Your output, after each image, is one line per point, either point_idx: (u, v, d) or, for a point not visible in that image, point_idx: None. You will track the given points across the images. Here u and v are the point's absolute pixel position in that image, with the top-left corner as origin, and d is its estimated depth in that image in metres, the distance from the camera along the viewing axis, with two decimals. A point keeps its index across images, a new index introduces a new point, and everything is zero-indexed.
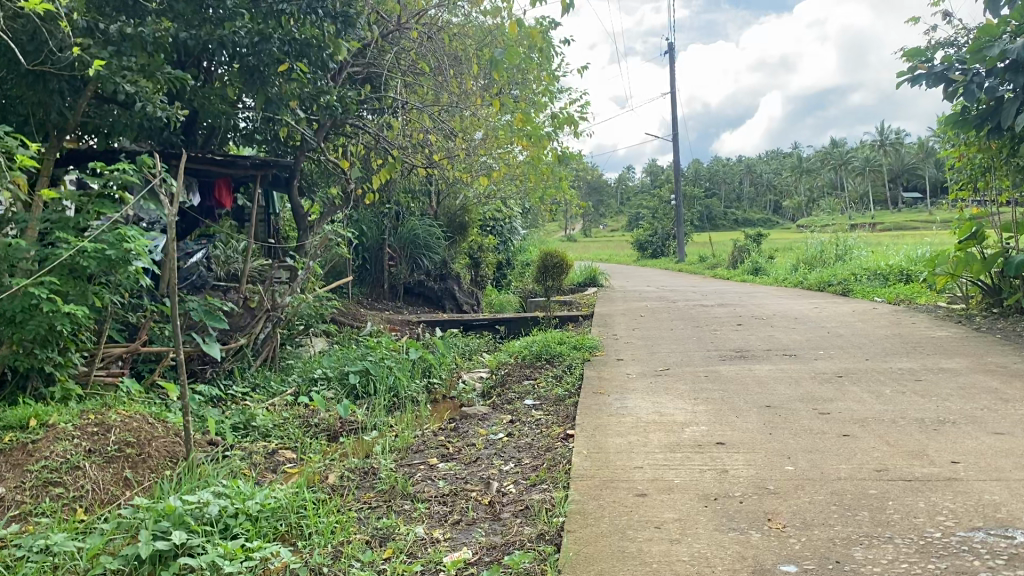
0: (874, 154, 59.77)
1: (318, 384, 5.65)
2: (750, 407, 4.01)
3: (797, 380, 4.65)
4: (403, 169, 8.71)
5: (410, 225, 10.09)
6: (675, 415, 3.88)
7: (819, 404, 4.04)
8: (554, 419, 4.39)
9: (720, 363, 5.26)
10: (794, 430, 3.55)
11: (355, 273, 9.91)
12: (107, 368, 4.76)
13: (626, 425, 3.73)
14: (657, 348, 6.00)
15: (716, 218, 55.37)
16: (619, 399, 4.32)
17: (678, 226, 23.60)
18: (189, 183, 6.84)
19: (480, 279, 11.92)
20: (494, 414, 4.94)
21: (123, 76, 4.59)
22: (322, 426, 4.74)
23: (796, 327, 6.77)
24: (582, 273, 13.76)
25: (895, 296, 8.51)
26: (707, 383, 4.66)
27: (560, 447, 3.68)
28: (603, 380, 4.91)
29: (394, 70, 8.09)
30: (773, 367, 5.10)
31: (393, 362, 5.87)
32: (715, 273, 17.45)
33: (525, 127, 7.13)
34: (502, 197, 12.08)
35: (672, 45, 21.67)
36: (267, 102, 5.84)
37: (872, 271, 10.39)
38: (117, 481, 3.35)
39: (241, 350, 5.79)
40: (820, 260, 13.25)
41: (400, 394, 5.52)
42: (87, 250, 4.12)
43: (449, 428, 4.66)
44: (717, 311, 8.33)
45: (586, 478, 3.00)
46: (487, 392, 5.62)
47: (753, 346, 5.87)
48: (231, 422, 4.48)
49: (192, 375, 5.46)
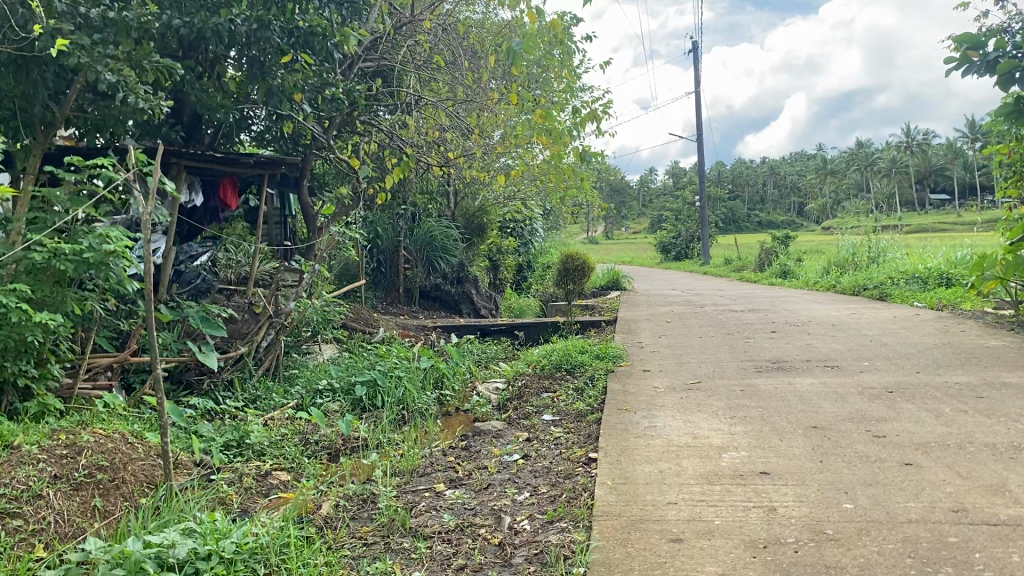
0: (902, 155, 58.82)
1: (323, 396, 5.27)
2: (795, 428, 3.58)
3: (844, 397, 4.21)
4: (418, 168, 8.33)
5: (426, 226, 9.73)
6: (710, 437, 3.47)
7: (872, 424, 3.61)
8: (575, 438, 3.99)
9: (756, 376, 4.83)
10: (848, 457, 3.13)
11: (369, 276, 9.62)
12: (94, 379, 4.41)
13: (655, 449, 3.33)
14: (685, 358, 5.57)
15: (740, 219, 54.77)
16: (646, 417, 3.91)
17: (704, 227, 23.06)
18: (192, 183, 6.48)
19: (498, 283, 11.56)
20: (510, 430, 4.54)
21: (106, 64, 4.22)
22: (323, 444, 4.36)
23: (835, 335, 6.32)
24: (605, 275, 13.33)
25: (937, 302, 8.02)
26: (743, 399, 4.24)
27: (581, 474, 3.27)
28: (629, 394, 4.50)
29: (408, 64, 7.69)
30: (815, 380, 4.66)
31: (403, 372, 5.50)
32: (742, 275, 16.97)
33: (545, 122, 6.70)
34: (522, 197, 11.70)
35: (697, 43, 21.20)
36: (268, 95, 5.49)
37: (910, 274, 9.88)
38: (84, 511, 2.96)
39: (241, 359, 5.42)
40: (853, 263, 12.71)
41: (409, 408, 5.14)
42: (64, 252, 3.74)
43: (460, 447, 4.27)
44: (747, 317, 7.89)
45: (611, 518, 2.59)
46: (503, 405, 5.22)
47: (790, 357, 5.42)
48: (223, 441, 4.11)
49: (188, 387, 5.11)
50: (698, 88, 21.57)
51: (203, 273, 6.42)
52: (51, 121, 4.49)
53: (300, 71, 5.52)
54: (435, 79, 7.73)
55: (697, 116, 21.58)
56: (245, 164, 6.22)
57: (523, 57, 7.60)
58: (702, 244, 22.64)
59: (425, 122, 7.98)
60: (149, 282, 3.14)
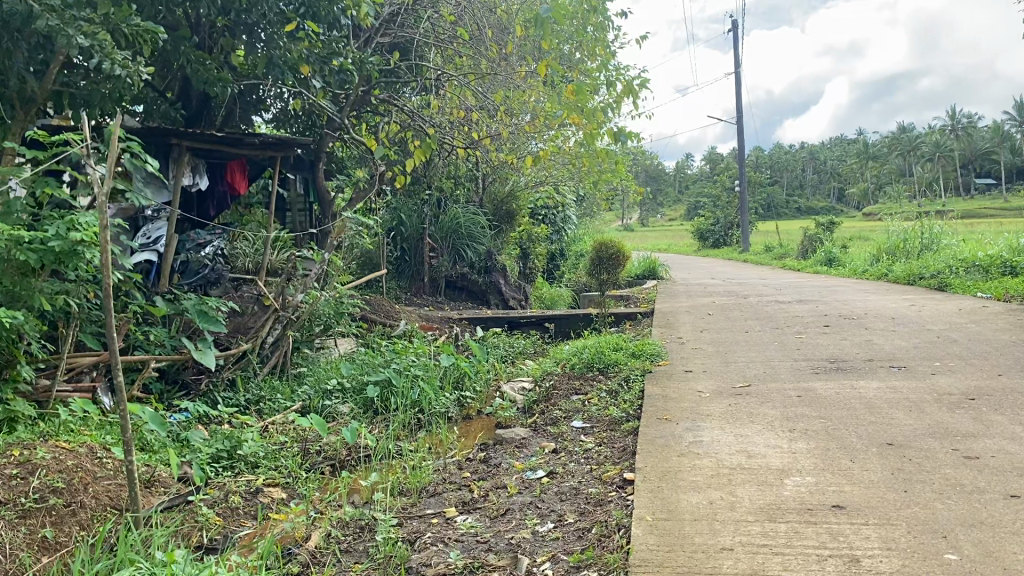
0: (947, 138, 57.17)
1: (332, 397, 4.80)
2: (867, 445, 3.04)
3: (918, 405, 3.65)
4: (442, 150, 7.83)
5: (452, 213, 9.26)
6: (767, 457, 2.95)
7: (959, 441, 3.06)
8: (609, 452, 3.49)
9: (814, 379, 4.28)
10: (937, 486, 2.59)
11: (393, 265, 9.18)
12: (76, 381, 3.99)
13: (703, 473, 2.82)
14: (732, 357, 5.03)
15: (779, 206, 53.64)
16: (691, 430, 3.39)
17: (743, 214, 22.23)
18: (197, 165, 6.03)
19: (529, 273, 11.05)
20: (535, 439, 4.06)
21: (78, 26, 3.80)
22: (325, 454, 3.91)
23: (896, 331, 5.72)
24: (640, 263, 12.77)
25: (1004, 293, 7.36)
26: (801, 407, 3.70)
27: (615, 503, 2.77)
28: (669, 399, 3.99)
29: (431, 39, 7.19)
30: (882, 385, 4.10)
31: (420, 371, 5.01)
32: (785, 263, 16.27)
33: (576, 101, 6.14)
34: (553, 183, 11.18)
35: (736, 23, 20.44)
36: (268, 66, 5.13)
37: (970, 262, 9.19)
38: (30, 544, 2.52)
39: (245, 356, 4.98)
40: (904, 251, 11.99)
41: (425, 412, 4.65)
42: (25, 241, 3.33)
43: (478, 459, 3.78)
44: (796, 309, 7.32)
45: (652, 569, 2.09)
46: (529, 408, 4.73)
47: (849, 356, 4.86)
48: (212, 453, 3.65)
49: (185, 387, 4.70)
50: (738, 70, 20.81)
51: (214, 263, 6.01)
52: (32, 97, 4.12)
53: (305, 39, 5.22)
54: (459, 54, 7.26)
55: (737, 98, 20.83)
56: (250, 144, 5.77)
57: (552, 30, 7.08)
58: (741, 231, 21.86)
59: (449, 101, 7.50)
60: (106, 270, 2.69)
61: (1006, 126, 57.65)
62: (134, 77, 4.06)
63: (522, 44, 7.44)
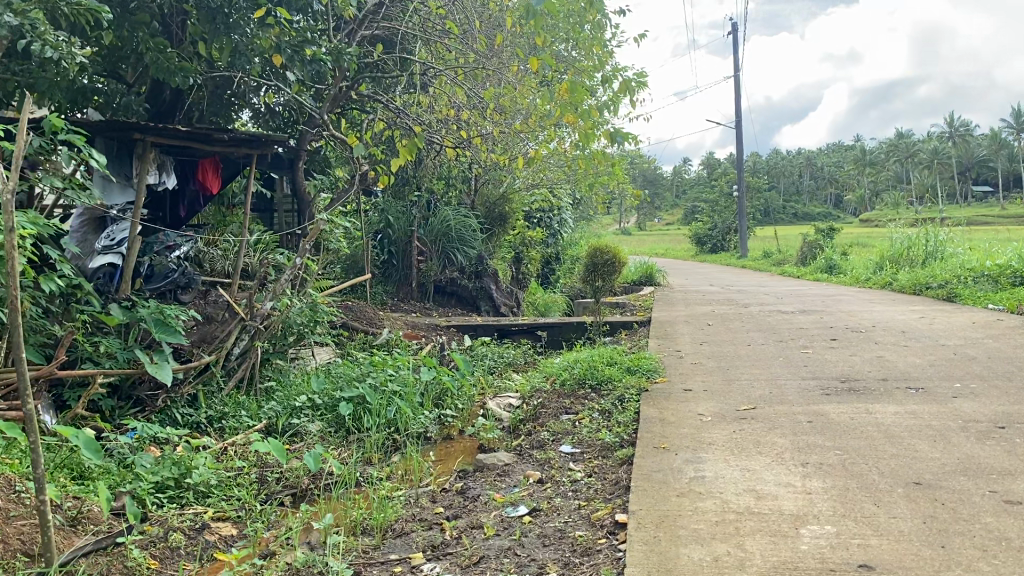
0: (945, 145, 56.95)
1: (300, 415, 4.43)
2: (892, 485, 2.67)
3: (943, 435, 3.29)
4: (430, 148, 7.47)
5: (441, 215, 8.88)
6: (779, 499, 2.58)
7: (996, 480, 2.69)
8: (600, 486, 3.12)
9: (824, 402, 3.91)
10: (978, 540, 2.22)
11: (381, 270, 8.85)
12: (14, 398, 3.63)
13: (707, 519, 2.45)
14: (734, 374, 4.65)
15: (777, 211, 53.29)
16: (691, 462, 3.02)
17: (742, 219, 21.79)
18: (164, 163, 5.65)
19: (521, 277, 10.68)
20: (519, 465, 3.69)
21: (7, 4, 3.64)
22: (285, 482, 3.55)
23: (908, 346, 5.35)
24: (638, 269, 12.42)
25: (1018, 305, 6.99)
26: (812, 435, 3.33)
27: (605, 554, 2.40)
28: (667, 423, 3.63)
29: (418, 31, 6.79)
30: (899, 409, 3.73)
31: (397, 388, 4.64)
32: (785, 269, 15.92)
33: (571, 99, 5.73)
34: (547, 185, 10.81)
35: (737, 26, 20.13)
36: (234, 55, 4.88)
37: (979, 271, 8.85)
38: None
39: (208, 370, 4.61)
40: (908, 258, 11.65)
41: (401, 432, 4.29)
42: None
43: (454, 490, 3.41)
44: (799, 320, 6.95)
45: None
46: (515, 427, 4.37)
47: (861, 375, 4.49)
48: (156, 482, 3.26)
49: (139, 404, 4.31)
50: (738, 72, 20.50)
51: (184, 267, 5.62)
52: None
53: (275, 26, 4.89)
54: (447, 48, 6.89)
55: (737, 103, 20.46)
56: (219, 140, 5.37)
57: (547, 24, 6.69)
58: (739, 236, 21.50)
59: (438, 98, 7.11)
60: (12, 283, 2.27)
61: (1005, 133, 57.46)
62: (71, 62, 3.82)
63: (514, 38, 7.05)
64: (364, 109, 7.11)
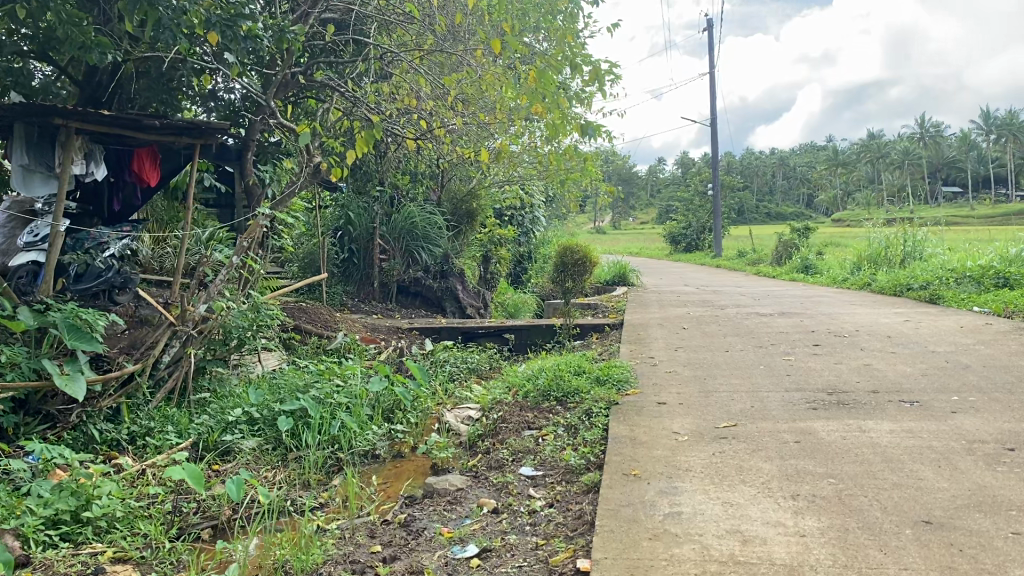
0: (917, 146, 57.24)
1: (235, 431, 3.98)
2: (898, 526, 2.29)
3: (947, 458, 2.92)
4: (392, 140, 7.03)
5: (406, 211, 8.43)
6: (769, 545, 2.19)
7: (1017, 519, 2.31)
8: (562, 519, 2.72)
9: (812, 418, 3.54)
10: None
11: (340, 270, 8.40)
12: None
13: (683, 571, 2.05)
14: (712, 386, 4.27)
15: (750, 211, 53.24)
16: (665, 494, 2.63)
17: (718, 219, 21.46)
18: (93, 152, 5.16)
19: (489, 278, 10.28)
20: (473, 490, 3.28)
21: None
22: (205, 513, 3.11)
23: (895, 353, 5.00)
24: (611, 268, 12.04)
25: (1004, 307, 6.68)
26: (802, 460, 2.95)
27: None
28: (639, 444, 3.24)
29: (377, 14, 6.34)
30: (895, 427, 3.37)
31: (343, 399, 4.21)
32: (759, 270, 15.60)
33: (537, 88, 5.30)
34: (517, 182, 10.42)
35: (711, 23, 19.84)
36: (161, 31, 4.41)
37: (962, 271, 8.55)
38: None
39: (132, 380, 4.16)
40: (885, 259, 11.36)
41: (346, 450, 3.87)
42: None
43: (398, 521, 2.99)
44: (779, 323, 6.60)
45: None
46: (471, 443, 3.96)
47: (850, 386, 4.13)
48: (48, 515, 2.81)
49: (49, 420, 3.83)
50: (711, 70, 20.23)
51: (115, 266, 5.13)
52: None
53: None
54: (408, 32, 6.46)
55: (711, 101, 20.17)
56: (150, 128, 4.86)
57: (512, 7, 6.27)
58: (714, 236, 21.20)
59: (400, 87, 6.68)
60: None
61: (975, 135, 57.86)
62: None
63: (479, 21, 6.63)
64: (319, 97, 6.66)
